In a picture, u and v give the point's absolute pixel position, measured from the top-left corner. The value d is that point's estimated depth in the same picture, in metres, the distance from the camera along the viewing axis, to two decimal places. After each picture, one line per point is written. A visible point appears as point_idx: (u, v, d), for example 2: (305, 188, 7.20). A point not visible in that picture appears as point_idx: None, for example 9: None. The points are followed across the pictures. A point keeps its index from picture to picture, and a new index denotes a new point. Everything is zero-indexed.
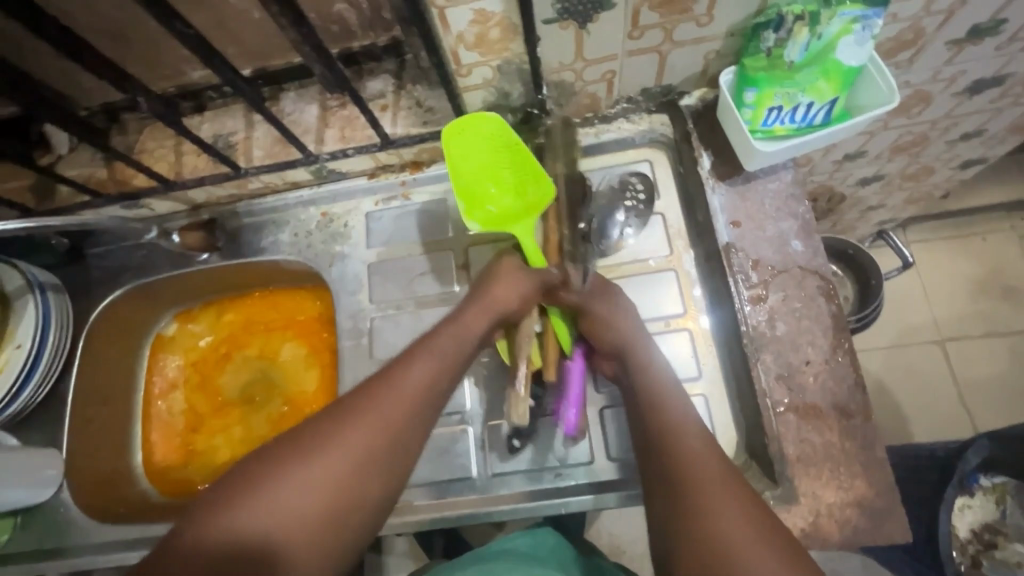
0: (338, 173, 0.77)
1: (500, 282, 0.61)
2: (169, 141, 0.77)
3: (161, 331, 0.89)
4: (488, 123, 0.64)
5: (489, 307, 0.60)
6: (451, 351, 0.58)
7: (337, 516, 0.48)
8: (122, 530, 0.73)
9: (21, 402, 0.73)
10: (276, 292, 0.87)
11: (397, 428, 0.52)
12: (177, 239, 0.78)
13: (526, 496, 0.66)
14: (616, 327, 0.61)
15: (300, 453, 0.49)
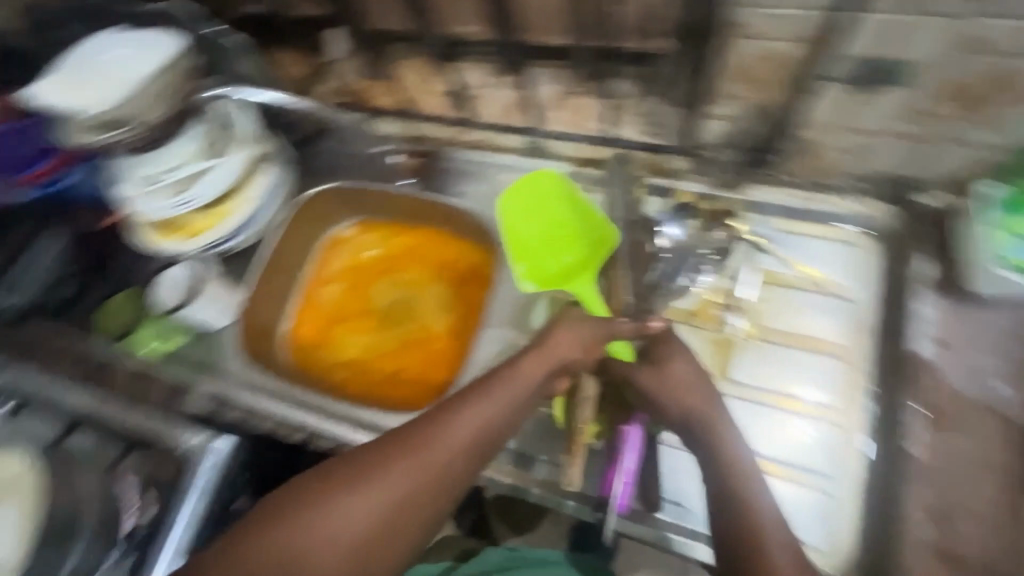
0: (546, 153, 0.84)
1: (559, 334, 0.64)
2: (422, 76, 0.86)
3: (340, 230, 0.99)
4: (544, 178, 0.77)
5: (550, 358, 0.63)
6: (507, 399, 0.60)
7: (386, 535, 0.53)
8: (267, 379, 0.85)
9: (237, 241, 0.86)
10: (447, 234, 0.95)
11: (451, 464, 0.56)
12: (398, 160, 0.90)
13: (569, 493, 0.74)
14: (677, 394, 0.64)
15: (350, 486, 0.54)
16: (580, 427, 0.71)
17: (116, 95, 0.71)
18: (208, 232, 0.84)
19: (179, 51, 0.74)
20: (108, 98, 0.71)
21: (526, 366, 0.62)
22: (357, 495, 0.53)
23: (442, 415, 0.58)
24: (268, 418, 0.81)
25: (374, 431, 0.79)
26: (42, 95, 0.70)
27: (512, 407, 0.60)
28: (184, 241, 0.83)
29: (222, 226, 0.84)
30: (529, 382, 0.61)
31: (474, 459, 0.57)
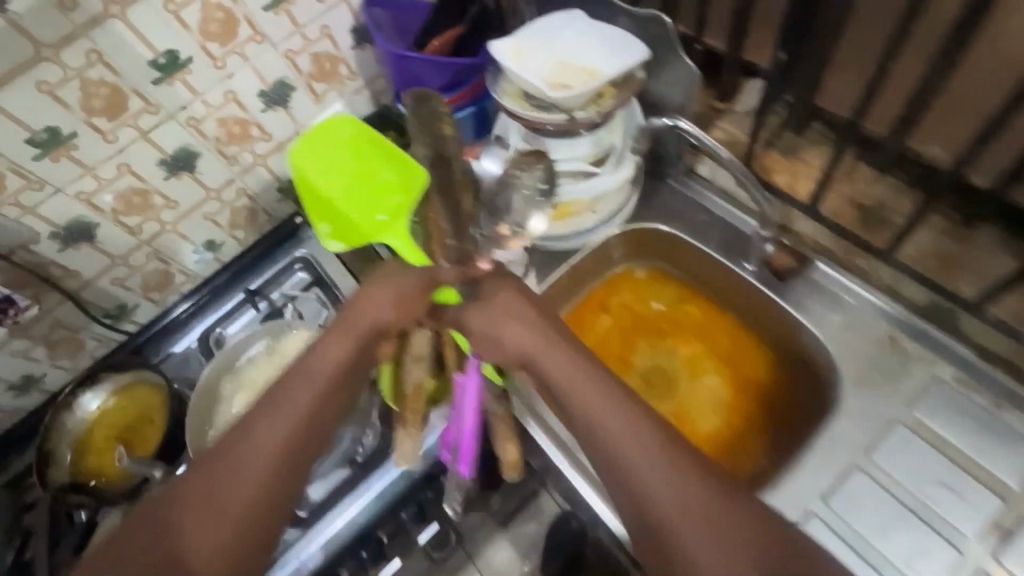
0: (948, 325, 0.68)
1: (365, 301, 0.58)
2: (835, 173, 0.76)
3: (633, 269, 0.93)
4: (342, 126, 0.76)
5: (374, 325, 0.58)
6: (309, 399, 0.55)
7: (250, 523, 0.52)
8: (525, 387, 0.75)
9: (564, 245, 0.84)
10: (746, 332, 0.84)
11: (273, 441, 0.54)
12: (769, 248, 0.74)
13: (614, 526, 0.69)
14: (502, 326, 0.57)
15: (182, 501, 0.53)
16: (414, 388, 0.64)
17: (576, 83, 0.69)
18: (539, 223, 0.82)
19: (645, 57, 0.69)
20: (568, 83, 0.69)
21: (324, 349, 0.57)
22: (195, 509, 0.53)
23: (260, 408, 0.56)
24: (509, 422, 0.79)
25: None
26: (507, 62, 0.71)
27: (316, 375, 0.56)
28: None
29: (556, 225, 0.81)
30: (335, 362, 0.57)
31: (289, 419, 0.55)
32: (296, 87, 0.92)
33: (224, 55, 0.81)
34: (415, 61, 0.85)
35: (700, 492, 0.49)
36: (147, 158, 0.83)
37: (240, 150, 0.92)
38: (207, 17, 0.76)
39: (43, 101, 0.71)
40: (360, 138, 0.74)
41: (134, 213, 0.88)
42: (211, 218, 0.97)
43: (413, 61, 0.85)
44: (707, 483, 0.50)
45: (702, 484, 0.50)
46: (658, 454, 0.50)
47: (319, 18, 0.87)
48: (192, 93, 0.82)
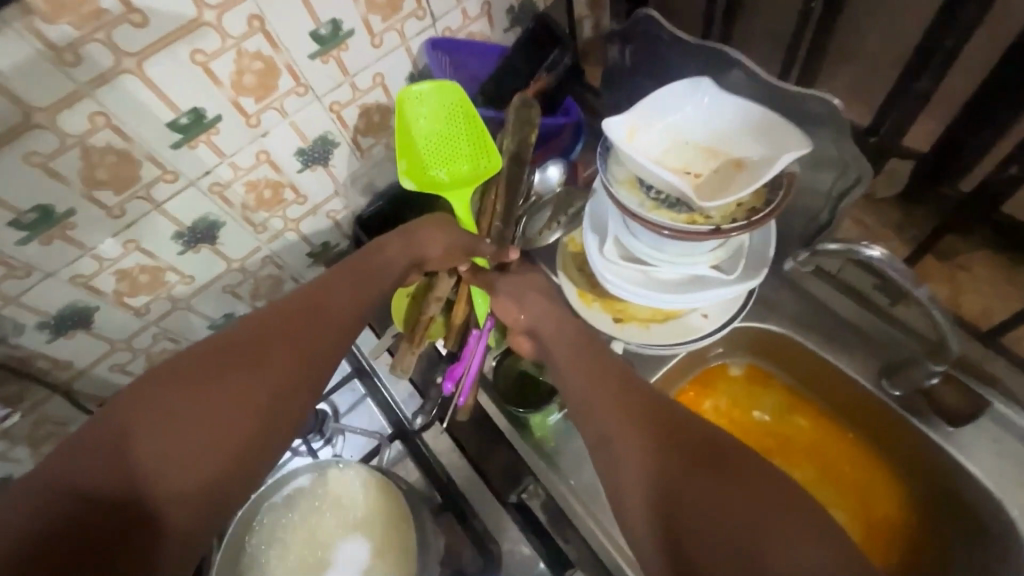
0: None
1: (431, 231, 0.64)
2: (1004, 282, 0.63)
3: (727, 364, 0.79)
4: (450, 93, 0.70)
5: (413, 249, 0.63)
6: (340, 307, 0.57)
7: (241, 454, 0.48)
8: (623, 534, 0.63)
9: (664, 353, 0.69)
10: (872, 455, 0.71)
11: (314, 343, 0.54)
12: (932, 382, 0.61)
13: None
14: (543, 330, 0.60)
15: (174, 417, 0.47)
16: (423, 324, 0.68)
17: (708, 179, 0.58)
18: (637, 324, 0.69)
19: (806, 152, 0.54)
20: (697, 175, 0.58)
21: (382, 254, 0.62)
22: (216, 389, 0.49)
23: (300, 312, 0.55)
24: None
25: None
26: (624, 144, 0.57)
27: (363, 280, 0.59)
28: (610, 322, 0.69)
29: (656, 327, 0.69)
30: (380, 282, 0.61)
31: (334, 340, 0.56)
32: (340, 142, 0.77)
33: (259, 111, 0.66)
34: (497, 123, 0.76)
35: (642, 418, 0.50)
36: (160, 232, 0.68)
37: (269, 216, 0.77)
38: (242, 69, 0.61)
39: (33, 176, 0.56)
40: (477, 145, 0.71)
41: (141, 293, 0.73)
42: (232, 290, 0.83)
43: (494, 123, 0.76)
44: (653, 417, 0.50)
45: (650, 420, 0.50)
46: (609, 395, 0.52)
47: (373, 65, 0.72)
48: (218, 157, 0.67)
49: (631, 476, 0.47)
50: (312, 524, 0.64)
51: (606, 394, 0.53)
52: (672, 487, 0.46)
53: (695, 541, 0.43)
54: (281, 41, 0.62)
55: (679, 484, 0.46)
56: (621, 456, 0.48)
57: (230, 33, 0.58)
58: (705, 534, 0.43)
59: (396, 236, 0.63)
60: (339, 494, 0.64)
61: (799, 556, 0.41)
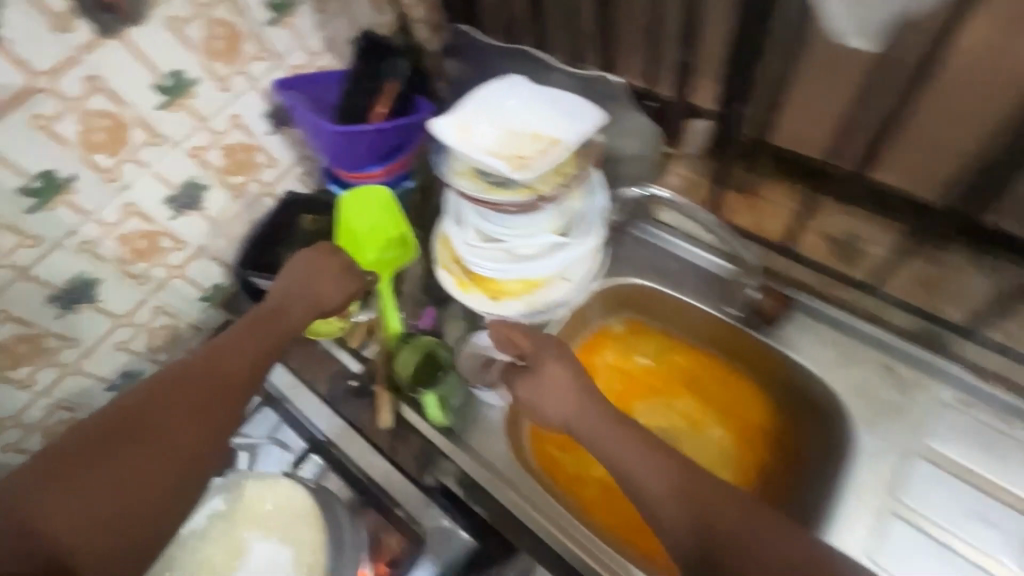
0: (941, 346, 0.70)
1: (324, 279, 0.72)
2: (794, 205, 0.75)
3: (609, 325, 0.88)
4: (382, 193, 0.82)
5: (315, 294, 0.71)
6: (258, 347, 0.67)
7: (174, 480, 0.57)
8: (529, 486, 0.70)
9: (541, 319, 0.77)
10: (740, 378, 0.81)
11: (227, 389, 0.63)
12: (753, 294, 0.74)
13: (563, 538, 0.67)
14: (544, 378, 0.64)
15: (113, 452, 0.56)
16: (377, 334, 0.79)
17: (535, 158, 0.62)
18: (512, 297, 0.74)
19: (601, 123, 0.65)
20: (524, 157, 0.63)
21: (287, 319, 0.70)
22: (126, 446, 0.56)
23: (181, 380, 0.61)
24: (523, 533, 0.70)
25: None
26: (457, 140, 0.65)
27: (254, 344, 0.67)
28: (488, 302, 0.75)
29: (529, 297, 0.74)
30: (292, 324, 0.70)
31: (245, 381, 0.65)
32: (209, 184, 0.80)
33: (116, 165, 0.69)
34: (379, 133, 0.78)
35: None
36: (31, 299, 0.69)
37: (150, 266, 0.79)
38: (88, 127, 0.64)
39: None
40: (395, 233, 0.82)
41: (23, 363, 0.72)
42: (124, 347, 0.83)
43: (374, 132, 0.78)
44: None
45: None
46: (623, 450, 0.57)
47: (228, 110, 0.77)
48: (81, 216, 0.69)
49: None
50: (230, 531, 0.67)
51: (544, 357, 0.66)
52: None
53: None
54: (123, 96, 0.66)
55: (691, 491, 0.54)
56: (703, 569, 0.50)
57: (68, 95, 0.62)
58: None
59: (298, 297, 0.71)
60: (252, 500, 0.68)
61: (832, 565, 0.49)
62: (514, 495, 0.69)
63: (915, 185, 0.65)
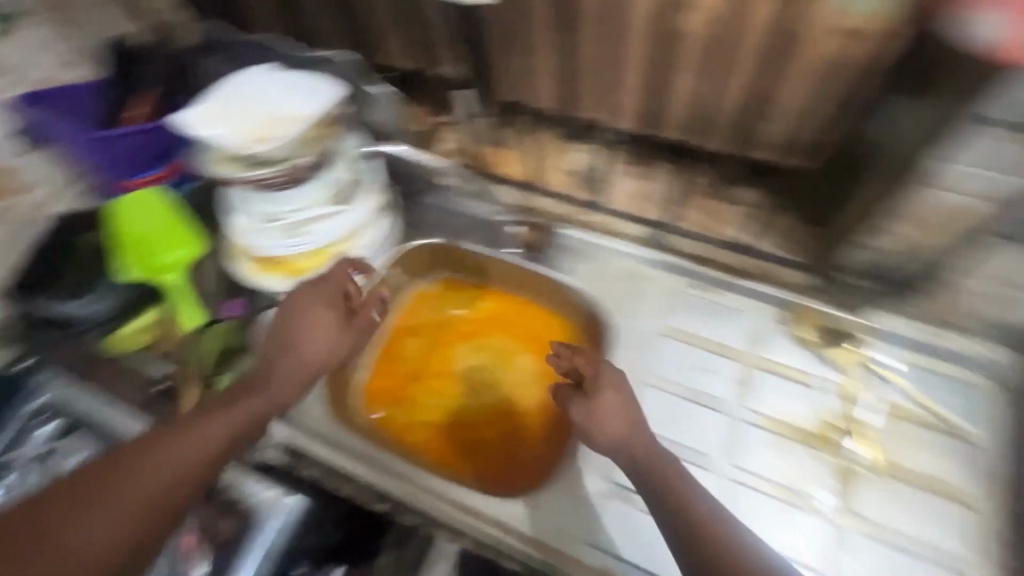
0: (666, 244, 0.82)
1: (303, 333, 0.66)
2: (544, 152, 0.87)
3: (425, 288, 0.98)
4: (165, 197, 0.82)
5: (297, 350, 0.65)
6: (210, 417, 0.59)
7: (123, 544, 0.51)
8: (346, 438, 0.77)
9: (340, 288, 0.84)
10: (538, 306, 0.93)
11: (163, 447, 0.55)
12: (513, 230, 0.88)
13: (381, 472, 0.75)
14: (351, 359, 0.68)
15: (98, 514, 0.51)
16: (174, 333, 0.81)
17: (283, 132, 0.69)
18: (311, 274, 0.80)
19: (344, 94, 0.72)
20: (272, 133, 0.69)
21: (268, 398, 0.62)
22: (42, 522, 0.51)
23: (135, 455, 0.55)
24: (346, 481, 0.76)
25: (442, 510, 0.73)
26: (204, 130, 0.68)
27: (226, 427, 0.58)
28: (288, 280, 0.81)
29: (326, 269, 0.80)
30: (289, 388, 0.64)
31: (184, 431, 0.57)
32: None
33: None
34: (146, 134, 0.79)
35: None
36: None
37: None
38: None
39: None
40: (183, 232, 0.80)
41: None
42: None
43: (140, 133, 0.79)
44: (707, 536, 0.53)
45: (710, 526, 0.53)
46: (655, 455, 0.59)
47: None
48: None
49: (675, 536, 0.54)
50: None
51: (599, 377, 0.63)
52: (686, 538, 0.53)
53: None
54: None
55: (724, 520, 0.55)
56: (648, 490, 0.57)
57: None
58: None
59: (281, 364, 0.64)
60: None
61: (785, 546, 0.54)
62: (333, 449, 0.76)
63: (617, 114, 0.80)
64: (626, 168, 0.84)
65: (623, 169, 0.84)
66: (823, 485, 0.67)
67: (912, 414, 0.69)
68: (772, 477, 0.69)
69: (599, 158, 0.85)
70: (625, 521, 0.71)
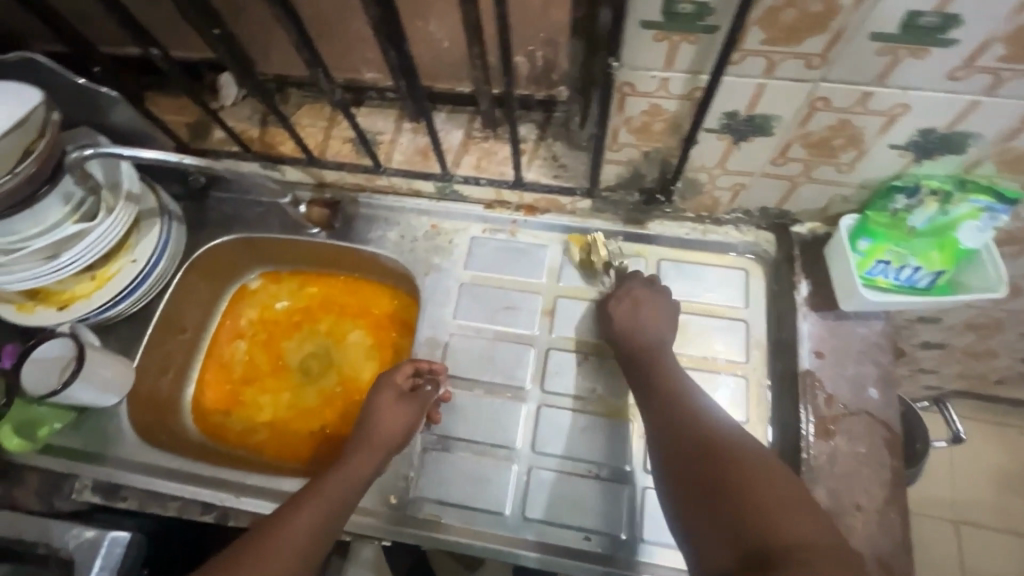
0: (458, 195, 0.83)
1: (383, 417, 0.68)
2: (322, 122, 0.84)
3: (246, 283, 0.93)
4: None
5: (381, 424, 0.68)
6: (334, 499, 0.61)
7: None
8: (164, 458, 0.75)
9: (118, 310, 0.77)
10: (362, 280, 0.92)
11: (300, 527, 0.58)
12: (303, 211, 0.84)
13: (206, 484, 0.73)
14: (383, 414, 0.68)
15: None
16: None
17: None
18: (81, 301, 0.75)
19: (41, 101, 0.64)
20: None
21: (349, 468, 0.64)
22: None
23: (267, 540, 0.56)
24: (168, 501, 0.73)
25: (268, 503, 0.72)
26: None
27: (336, 488, 0.62)
28: (57, 313, 0.75)
29: (101, 293, 0.76)
30: (362, 467, 0.65)
31: (321, 496, 0.61)
32: None
33: None
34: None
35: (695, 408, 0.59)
36: None
37: None
38: None
39: None
40: None
41: None
42: None
43: None
44: (682, 399, 0.61)
45: (678, 391, 0.62)
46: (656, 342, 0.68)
47: None
48: None
49: (648, 402, 0.63)
50: None
51: (637, 321, 0.69)
52: (652, 391, 0.63)
53: (702, 484, 0.53)
54: None
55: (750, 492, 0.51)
56: (637, 369, 0.67)
57: None
58: (698, 474, 0.54)
59: (360, 441, 0.67)
60: None
61: (783, 496, 0.51)
62: (149, 475, 0.74)
63: (375, 70, 0.78)
64: (404, 126, 0.82)
65: (402, 126, 0.82)
66: (620, 389, 0.74)
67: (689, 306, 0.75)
68: (577, 391, 0.74)
69: (375, 119, 0.83)
70: (451, 468, 0.71)
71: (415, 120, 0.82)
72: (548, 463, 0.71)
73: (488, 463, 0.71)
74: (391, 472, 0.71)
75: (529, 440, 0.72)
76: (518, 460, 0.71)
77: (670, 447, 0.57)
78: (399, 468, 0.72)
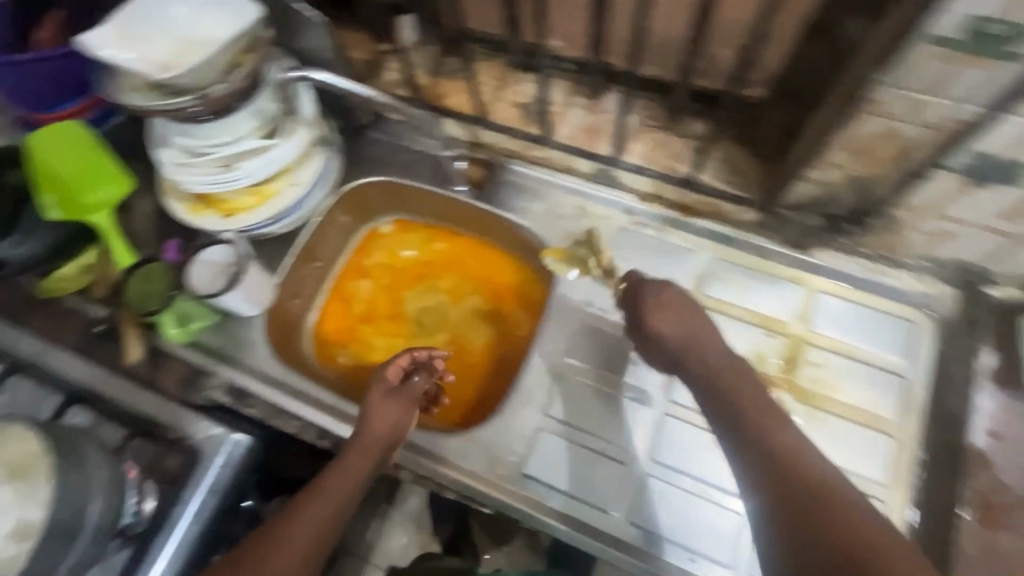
0: (614, 182, 0.81)
1: (376, 418, 0.68)
2: (493, 81, 0.82)
3: (377, 226, 0.94)
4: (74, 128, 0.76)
5: (380, 420, 0.68)
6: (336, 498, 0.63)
7: None
8: (290, 377, 0.79)
9: (272, 227, 0.80)
10: (492, 246, 0.90)
11: (310, 531, 0.60)
12: (459, 166, 0.83)
13: (323, 410, 0.77)
14: (379, 413, 0.68)
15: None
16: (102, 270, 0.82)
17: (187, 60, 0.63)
18: (245, 213, 0.78)
19: (257, 18, 0.66)
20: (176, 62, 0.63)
21: (346, 471, 0.65)
22: None
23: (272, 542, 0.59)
24: (289, 419, 0.77)
25: None
26: (104, 51, 0.62)
27: (341, 488, 0.64)
28: (219, 220, 0.78)
29: (262, 209, 0.78)
30: (358, 468, 0.65)
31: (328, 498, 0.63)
32: None
33: None
34: (57, 61, 0.73)
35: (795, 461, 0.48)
36: None
37: None
38: None
39: None
40: (97, 168, 0.76)
41: None
42: None
43: (53, 60, 0.73)
44: (778, 446, 0.49)
45: (762, 431, 0.50)
46: (751, 390, 0.54)
47: None
48: None
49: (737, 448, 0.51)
50: None
51: (664, 308, 0.60)
52: (750, 449, 0.49)
53: None
54: None
55: None
56: (713, 399, 0.54)
57: None
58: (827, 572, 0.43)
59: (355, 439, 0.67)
60: None
61: None
62: (274, 390, 0.78)
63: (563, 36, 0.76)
64: (575, 100, 0.80)
65: (572, 99, 0.80)
66: None
67: (844, 348, 0.70)
68: None
69: (548, 88, 0.80)
70: (564, 456, 0.70)
71: (588, 97, 0.79)
72: (666, 476, 0.68)
73: (602, 458, 0.70)
74: (500, 440, 0.72)
75: (646, 448, 0.70)
76: (634, 463, 0.69)
77: (786, 553, 0.45)
78: (511, 442, 0.72)
